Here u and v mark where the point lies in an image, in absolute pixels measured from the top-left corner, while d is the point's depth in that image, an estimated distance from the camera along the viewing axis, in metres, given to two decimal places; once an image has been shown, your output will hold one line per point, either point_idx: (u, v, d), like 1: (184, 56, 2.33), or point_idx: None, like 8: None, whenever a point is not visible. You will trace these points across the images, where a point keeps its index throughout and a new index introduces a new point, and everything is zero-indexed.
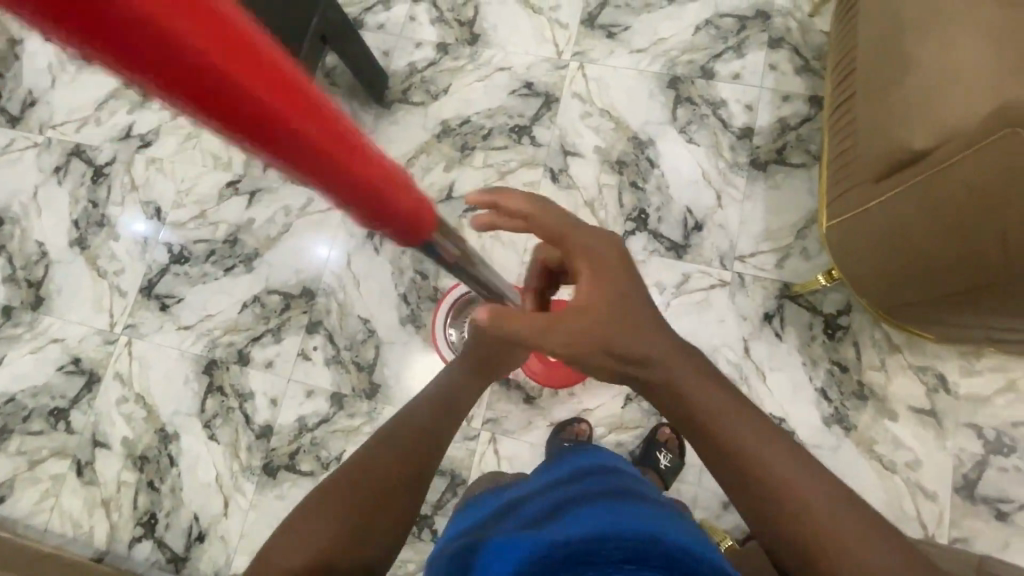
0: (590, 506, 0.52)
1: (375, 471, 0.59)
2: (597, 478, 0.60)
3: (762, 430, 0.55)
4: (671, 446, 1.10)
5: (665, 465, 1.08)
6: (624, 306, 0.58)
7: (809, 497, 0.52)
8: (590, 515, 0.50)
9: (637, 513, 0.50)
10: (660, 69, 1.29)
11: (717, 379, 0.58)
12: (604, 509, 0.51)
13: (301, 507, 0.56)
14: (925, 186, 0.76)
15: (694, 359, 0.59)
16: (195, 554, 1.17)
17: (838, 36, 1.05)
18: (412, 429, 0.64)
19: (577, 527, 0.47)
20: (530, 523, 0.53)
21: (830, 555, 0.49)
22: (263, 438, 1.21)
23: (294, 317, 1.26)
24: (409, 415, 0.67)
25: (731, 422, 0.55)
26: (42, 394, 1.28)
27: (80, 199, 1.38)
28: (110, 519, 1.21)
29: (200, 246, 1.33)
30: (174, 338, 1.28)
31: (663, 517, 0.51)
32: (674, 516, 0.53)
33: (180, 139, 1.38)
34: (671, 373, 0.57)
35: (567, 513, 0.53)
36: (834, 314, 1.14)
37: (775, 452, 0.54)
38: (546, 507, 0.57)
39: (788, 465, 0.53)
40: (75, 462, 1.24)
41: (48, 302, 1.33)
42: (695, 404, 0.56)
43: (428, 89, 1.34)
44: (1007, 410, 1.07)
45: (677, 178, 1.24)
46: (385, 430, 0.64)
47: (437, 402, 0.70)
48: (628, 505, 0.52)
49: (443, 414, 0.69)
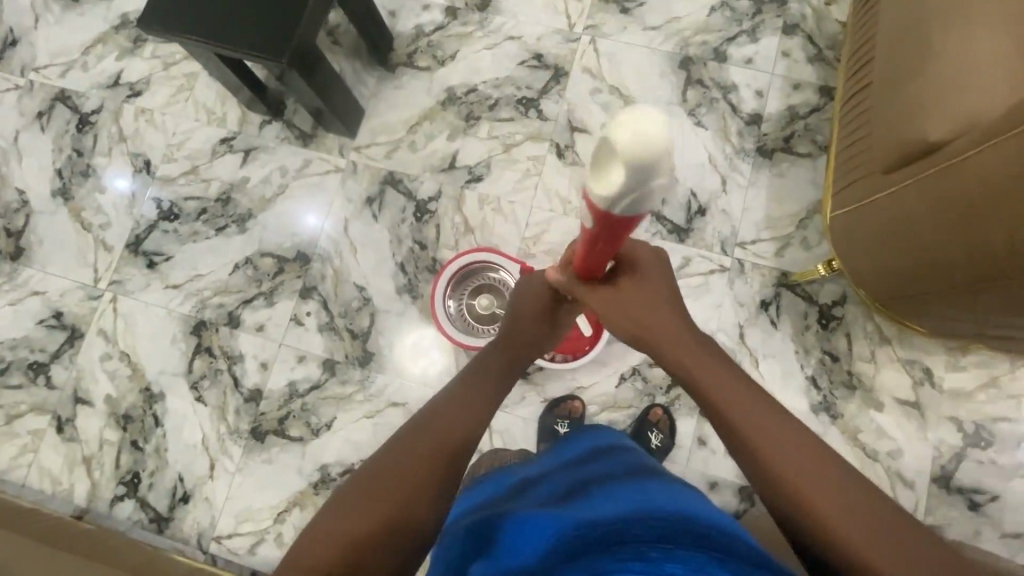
0: (613, 491, 0.51)
1: (393, 484, 0.56)
2: (614, 463, 0.60)
3: (777, 414, 0.57)
4: (662, 427, 1.11)
5: (655, 445, 1.08)
6: (669, 332, 0.64)
7: (799, 455, 0.54)
8: (615, 500, 0.48)
9: (666, 497, 0.48)
10: (673, 48, 1.27)
11: (727, 361, 0.62)
12: (633, 496, 0.48)
13: (328, 503, 0.55)
14: (940, 180, 0.77)
15: (721, 357, 0.63)
16: (178, 515, 1.16)
17: (856, 25, 1.04)
18: (440, 419, 0.63)
19: (605, 509, 0.46)
20: (549, 502, 0.53)
21: (812, 493, 0.51)
22: (252, 402, 1.19)
23: (288, 282, 1.24)
24: (437, 403, 0.65)
25: (743, 403, 0.58)
26: (21, 347, 1.24)
27: (64, 148, 1.32)
28: (91, 476, 1.18)
29: (191, 204, 1.28)
30: (161, 297, 1.25)
31: (694, 502, 0.49)
32: (702, 501, 0.51)
33: (172, 90, 1.32)
34: (694, 373, 0.61)
35: (588, 494, 0.52)
36: (829, 305, 1.16)
37: (791, 434, 0.56)
38: (564, 487, 0.57)
39: (803, 446, 0.54)
40: (55, 418, 1.21)
41: (29, 253, 1.28)
42: (710, 388, 0.60)
43: (434, 55, 1.30)
44: (988, 406, 1.10)
45: (683, 160, 1.23)
46: (395, 440, 0.61)
47: (464, 400, 0.67)
48: (654, 490, 0.50)
49: (465, 414, 0.65)
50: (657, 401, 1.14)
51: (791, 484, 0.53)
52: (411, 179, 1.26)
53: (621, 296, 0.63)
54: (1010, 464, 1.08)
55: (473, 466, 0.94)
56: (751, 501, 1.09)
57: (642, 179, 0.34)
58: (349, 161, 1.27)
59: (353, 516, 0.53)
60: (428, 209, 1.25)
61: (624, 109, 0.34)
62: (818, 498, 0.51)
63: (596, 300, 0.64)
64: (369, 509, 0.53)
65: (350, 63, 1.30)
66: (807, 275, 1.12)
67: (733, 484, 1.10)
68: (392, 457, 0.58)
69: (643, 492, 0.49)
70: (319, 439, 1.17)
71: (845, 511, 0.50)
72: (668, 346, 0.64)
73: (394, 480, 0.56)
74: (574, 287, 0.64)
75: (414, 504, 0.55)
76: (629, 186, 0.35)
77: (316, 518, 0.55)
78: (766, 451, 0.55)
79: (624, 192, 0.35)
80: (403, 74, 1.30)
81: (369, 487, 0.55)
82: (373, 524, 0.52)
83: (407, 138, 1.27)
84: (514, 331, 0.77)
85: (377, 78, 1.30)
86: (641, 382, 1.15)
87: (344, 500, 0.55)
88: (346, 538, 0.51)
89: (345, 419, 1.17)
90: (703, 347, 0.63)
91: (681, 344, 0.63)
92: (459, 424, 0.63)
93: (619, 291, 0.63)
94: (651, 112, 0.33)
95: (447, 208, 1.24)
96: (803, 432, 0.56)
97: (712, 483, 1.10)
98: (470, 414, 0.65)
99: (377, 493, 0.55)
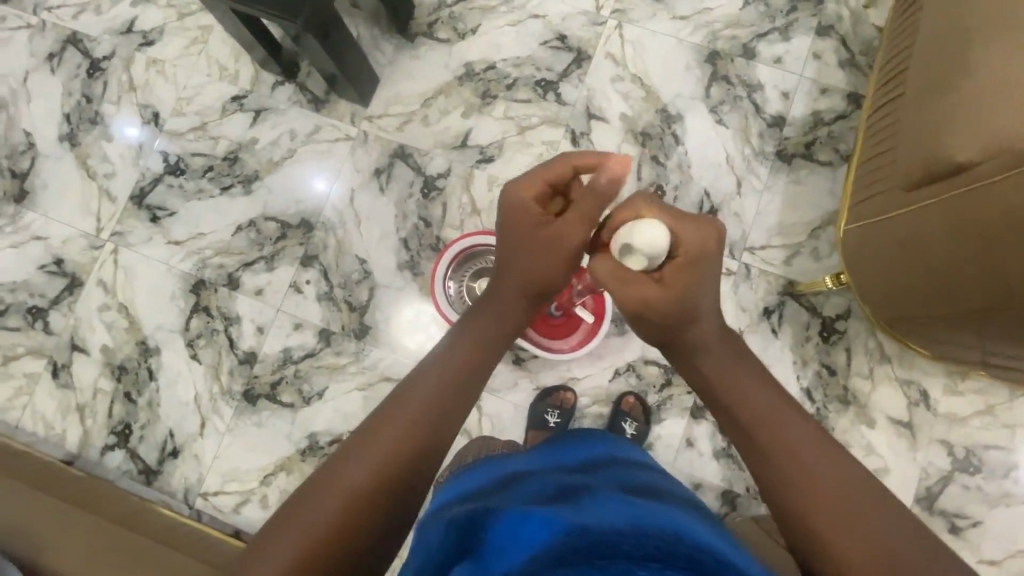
0: (601, 499, 0.52)
1: (387, 448, 0.56)
2: (610, 477, 0.61)
3: (789, 405, 0.61)
4: (637, 414, 1.12)
5: (630, 434, 1.10)
6: (700, 322, 0.63)
7: (804, 454, 0.57)
8: (605, 508, 0.49)
9: (657, 513, 0.49)
10: (701, 40, 1.23)
11: (747, 359, 0.65)
12: (623, 507, 0.49)
13: (326, 464, 0.56)
14: (962, 204, 0.75)
15: (742, 358, 0.65)
16: (167, 468, 1.17)
17: (894, 32, 1.00)
18: (425, 397, 0.61)
19: (599, 515, 0.47)
20: (537, 501, 0.53)
21: (817, 487, 0.54)
22: (246, 364, 1.20)
23: (290, 247, 1.23)
24: (420, 379, 0.63)
25: (751, 393, 0.62)
26: (20, 290, 1.24)
27: (73, 92, 1.30)
28: (84, 424, 1.20)
29: (198, 160, 1.26)
30: (163, 253, 1.24)
31: (682, 517, 0.51)
32: (688, 517, 0.53)
33: (185, 42, 1.30)
34: (716, 369, 0.64)
35: (578, 498, 0.53)
36: (832, 317, 1.14)
37: (797, 428, 0.59)
38: (554, 486, 0.58)
39: (807, 439, 0.58)
40: (51, 363, 1.22)
41: (33, 197, 1.27)
42: (720, 376, 0.63)
43: (455, 27, 1.27)
44: (980, 433, 1.09)
45: (700, 158, 1.20)
46: (391, 402, 0.61)
47: (444, 376, 0.63)
48: (646, 503, 0.51)
49: (449, 393, 0.62)
50: (649, 399, 1.14)
51: (794, 480, 0.55)
52: (421, 154, 1.24)
53: (661, 294, 0.60)
54: (996, 492, 1.08)
55: (460, 451, 0.95)
56: (732, 505, 1.10)
57: (657, 257, 0.59)
58: (360, 130, 1.25)
59: (347, 482, 0.54)
60: (437, 186, 1.23)
61: (654, 223, 0.58)
62: (815, 488, 0.54)
63: (634, 291, 0.60)
64: (363, 477, 0.54)
65: (369, 29, 1.27)
66: (813, 287, 1.10)
67: (717, 488, 1.11)
68: (385, 419, 0.59)
69: (633, 505, 0.50)
70: (311, 407, 1.18)
71: (848, 504, 0.52)
72: (695, 343, 0.64)
73: (387, 449, 0.56)
74: (612, 272, 0.61)
75: (404, 480, 0.56)
76: (650, 258, 0.59)
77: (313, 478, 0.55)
78: (770, 441, 0.58)
79: (648, 262, 0.59)
80: (422, 44, 1.27)
81: (363, 451, 0.56)
82: (364, 495, 0.53)
83: (420, 112, 1.25)
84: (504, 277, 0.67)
85: (395, 46, 1.27)
86: (636, 378, 1.14)
87: (339, 465, 0.55)
88: (340, 500, 0.52)
89: (338, 389, 1.18)
90: (724, 341, 0.65)
91: (709, 346, 0.64)
92: (441, 396, 0.62)
93: (660, 285, 0.60)
94: (663, 229, 0.58)
95: (456, 186, 1.22)
96: (809, 425, 0.59)
97: (697, 485, 1.10)
98: (452, 397, 0.63)
99: (371, 465, 0.55)
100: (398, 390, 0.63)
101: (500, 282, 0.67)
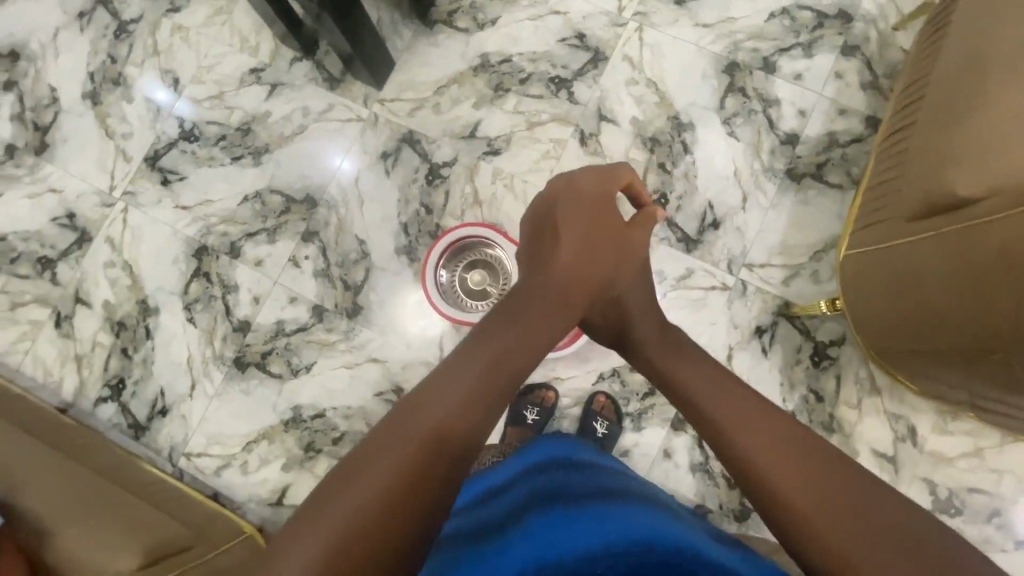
0: (573, 511, 0.59)
1: (409, 442, 0.51)
2: (580, 477, 0.69)
3: (754, 399, 0.63)
4: (607, 414, 1.12)
5: (601, 433, 1.10)
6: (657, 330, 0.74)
7: (785, 455, 0.56)
8: (576, 527, 0.56)
9: (627, 516, 0.57)
10: (721, 50, 1.21)
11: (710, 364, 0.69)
12: (602, 518, 0.57)
13: (338, 469, 0.50)
14: (960, 241, 0.73)
15: (713, 364, 0.68)
16: (155, 425, 1.20)
17: (918, 56, 0.97)
18: (456, 395, 0.56)
19: (574, 541, 0.55)
20: (525, 515, 0.62)
21: (806, 485, 0.53)
22: (239, 332, 1.22)
23: (291, 222, 1.25)
24: (450, 376, 0.58)
25: (710, 390, 0.64)
26: (33, 240, 1.28)
27: (99, 52, 1.33)
28: (80, 374, 1.23)
29: (212, 128, 1.29)
30: (170, 216, 1.27)
31: (651, 514, 0.59)
32: (656, 512, 0.61)
33: (211, 11, 1.32)
34: (693, 372, 0.67)
35: (555, 509, 0.61)
36: (826, 343, 1.12)
37: (770, 426, 0.59)
38: (537, 495, 0.66)
39: (790, 439, 0.57)
40: (55, 313, 1.26)
41: (52, 151, 1.31)
42: (684, 376, 0.67)
43: (475, 17, 1.26)
44: (966, 475, 1.07)
45: (708, 169, 1.19)
46: (414, 400, 0.55)
47: (479, 372, 0.59)
48: (619, 505, 0.59)
49: (479, 394, 0.57)
50: (631, 406, 1.13)
51: (785, 494, 0.53)
52: (429, 141, 1.24)
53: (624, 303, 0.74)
54: (975, 536, 1.06)
55: None
56: None
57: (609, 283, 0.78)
58: (372, 113, 1.26)
59: (365, 485, 0.47)
60: (441, 174, 1.23)
61: None
62: (812, 496, 0.52)
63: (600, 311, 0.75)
64: (382, 486, 0.47)
65: (390, 11, 1.27)
66: (808, 310, 1.08)
67: (689, 501, 1.10)
68: (403, 417, 0.53)
69: (609, 512, 0.58)
70: (297, 380, 1.20)
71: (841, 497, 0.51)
72: (655, 352, 0.72)
73: (414, 445, 0.51)
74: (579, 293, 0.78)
75: (434, 484, 0.49)
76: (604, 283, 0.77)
77: (323, 487, 0.49)
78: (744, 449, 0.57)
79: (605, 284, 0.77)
80: (441, 32, 1.27)
81: (385, 451, 0.50)
82: (387, 501, 0.47)
83: (432, 99, 1.25)
84: (555, 257, 0.71)
85: (414, 32, 1.27)
86: (621, 385, 1.14)
87: (358, 471, 0.49)
88: (359, 510, 0.46)
89: (325, 364, 1.20)
90: (662, 334, 0.74)
91: (662, 347, 0.72)
92: (469, 395, 0.56)
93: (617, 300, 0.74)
94: None
95: (460, 175, 1.23)
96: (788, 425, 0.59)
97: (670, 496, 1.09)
98: (480, 396, 0.57)
99: (397, 469, 0.49)
100: (422, 388, 0.57)
101: (547, 267, 0.70)
